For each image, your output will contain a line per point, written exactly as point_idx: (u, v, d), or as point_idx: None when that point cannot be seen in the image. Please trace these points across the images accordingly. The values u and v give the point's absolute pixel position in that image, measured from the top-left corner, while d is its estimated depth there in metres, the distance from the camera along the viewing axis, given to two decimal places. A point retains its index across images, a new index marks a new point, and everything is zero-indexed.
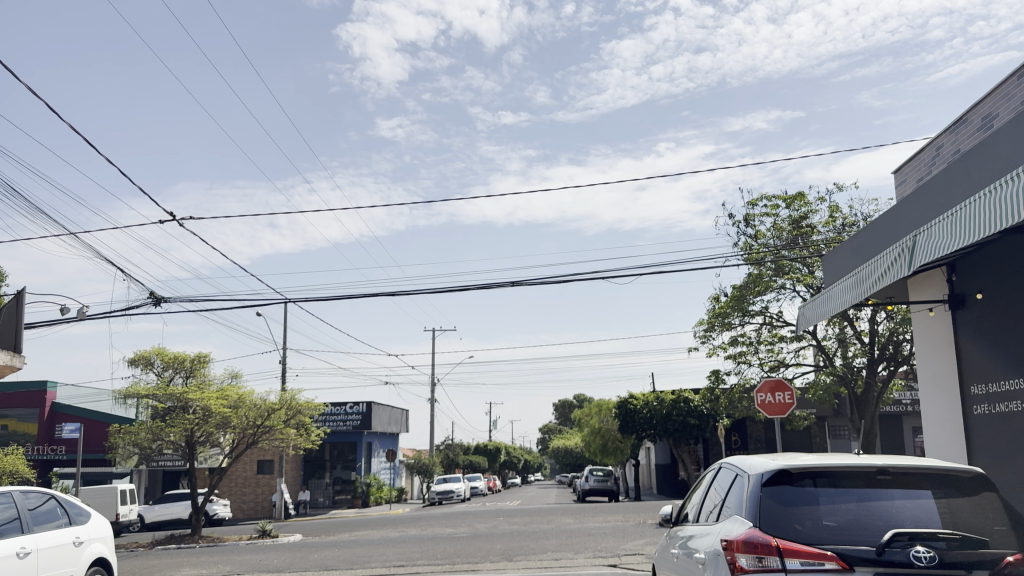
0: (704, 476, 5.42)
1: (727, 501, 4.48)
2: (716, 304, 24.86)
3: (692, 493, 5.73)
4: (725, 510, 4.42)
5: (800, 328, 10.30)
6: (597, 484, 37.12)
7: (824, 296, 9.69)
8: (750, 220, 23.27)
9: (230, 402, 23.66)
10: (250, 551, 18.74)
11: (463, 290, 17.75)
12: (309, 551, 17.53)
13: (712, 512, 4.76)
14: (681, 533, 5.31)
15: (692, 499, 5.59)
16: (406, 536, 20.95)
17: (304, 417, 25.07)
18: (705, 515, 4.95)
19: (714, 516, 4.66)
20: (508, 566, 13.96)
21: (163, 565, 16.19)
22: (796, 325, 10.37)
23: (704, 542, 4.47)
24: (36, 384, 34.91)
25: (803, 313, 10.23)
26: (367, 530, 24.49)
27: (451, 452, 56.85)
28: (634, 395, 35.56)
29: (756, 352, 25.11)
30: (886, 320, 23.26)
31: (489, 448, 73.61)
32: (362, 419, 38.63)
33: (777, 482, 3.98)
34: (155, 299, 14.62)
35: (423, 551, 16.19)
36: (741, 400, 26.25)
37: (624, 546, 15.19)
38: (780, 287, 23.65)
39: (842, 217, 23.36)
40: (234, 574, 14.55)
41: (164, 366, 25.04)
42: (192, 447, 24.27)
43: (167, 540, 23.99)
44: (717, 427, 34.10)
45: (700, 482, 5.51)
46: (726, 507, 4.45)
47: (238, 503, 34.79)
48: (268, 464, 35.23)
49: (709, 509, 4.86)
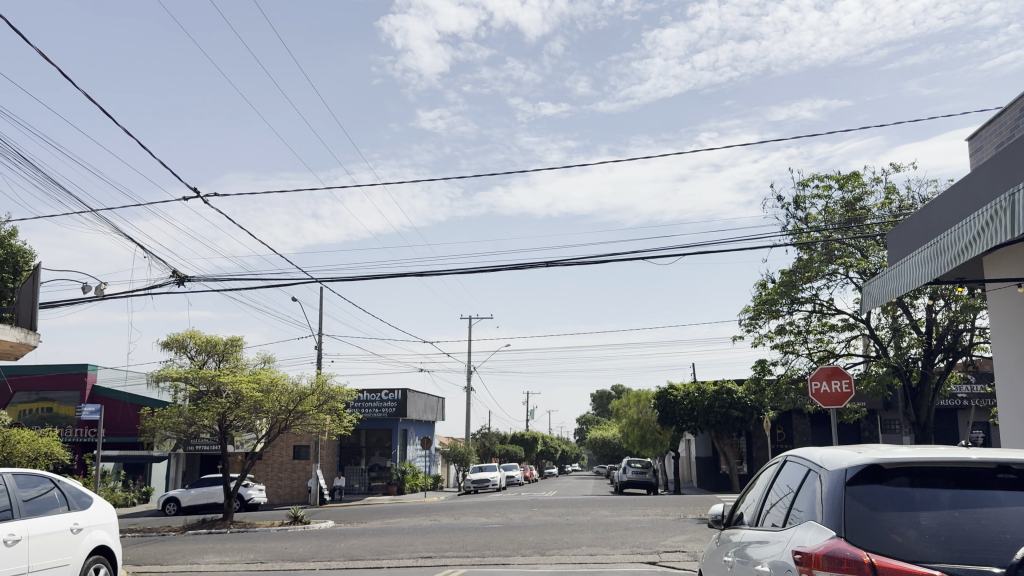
0: (764, 471, 4.68)
1: (797, 502, 3.71)
2: (764, 291, 23.86)
3: (748, 487, 5.00)
4: (794, 513, 3.67)
5: (869, 308, 9.43)
6: (635, 476, 36.29)
7: (895, 272, 8.89)
8: (800, 202, 22.46)
9: (262, 385, 23.29)
10: (279, 538, 18.34)
11: (497, 272, 17.07)
12: (337, 540, 17.04)
13: (775, 514, 4.01)
14: (735, 537, 4.57)
15: (748, 496, 4.86)
16: (438, 526, 20.39)
17: (337, 403, 24.66)
18: (766, 516, 4.21)
19: (778, 519, 3.92)
20: (541, 560, 13.25)
21: (187, 551, 15.85)
22: (861, 306, 9.56)
23: (766, 551, 3.73)
24: (76, 367, 35.28)
25: (870, 291, 9.42)
26: (398, 518, 24.05)
27: (487, 442, 56.37)
28: (674, 385, 34.57)
29: (805, 341, 24.07)
30: (945, 308, 22.06)
31: (526, 438, 73.10)
32: (397, 406, 38.30)
33: (867, 480, 3.20)
34: (178, 277, 14.30)
35: (453, 542, 15.57)
36: (789, 392, 25.20)
37: (665, 542, 14.39)
38: (832, 274, 22.62)
39: (898, 199, 22.23)
40: (257, 563, 14.12)
41: (198, 349, 24.76)
42: (226, 431, 24.06)
43: (199, 524, 23.83)
44: (762, 420, 32.97)
45: (759, 476, 4.77)
46: (796, 509, 3.68)
47: (273, 488, 34.62)
48: (304, 450, 34.98)
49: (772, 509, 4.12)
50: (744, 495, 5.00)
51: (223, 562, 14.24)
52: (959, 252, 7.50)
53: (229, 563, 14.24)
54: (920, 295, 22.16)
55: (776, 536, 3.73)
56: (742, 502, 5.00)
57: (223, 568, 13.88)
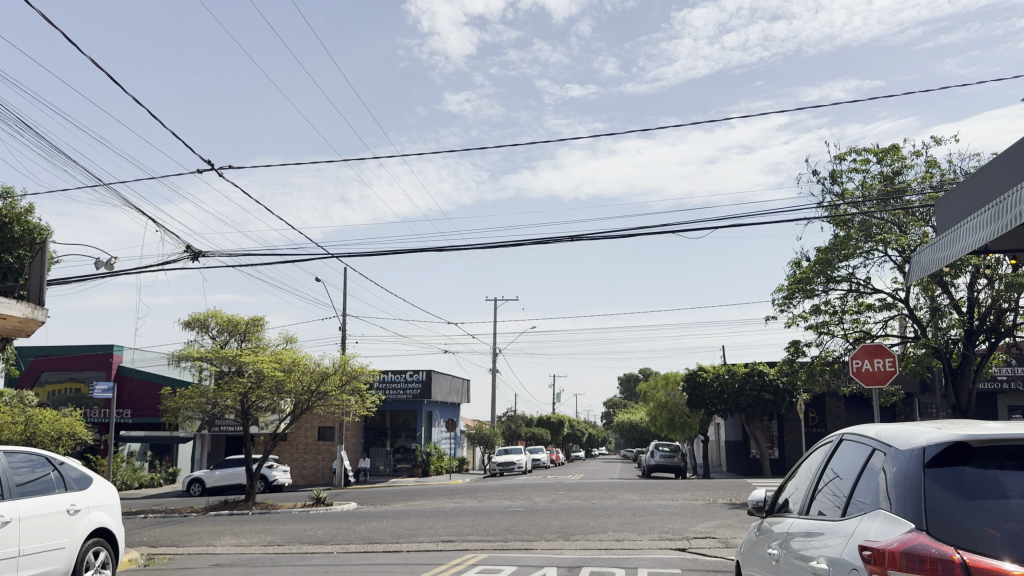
0: (817, 448, 4.10)
1: (859, 487, 3.12)
2: (797, 270, 23.08)
3: (798, 468, 4.44)
4: (855, 501, 3.09)
5: (921, 277, 8.73)
6: (663, 459, 35.74)
7: (950, 237, 8.24)
8: (836, 177, 21.65)
9: (284, 366, 23.04)
10: (299, 520, 18.06)
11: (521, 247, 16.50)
12: (356, 522, 16.70)
13: (831, 502, 3.43)
14: (781, 527, 4.01)
15: (799, 478, 4.29)
16: (461, 508, 20.00)
17: (360, 383, 24.32)
18: (818, 503, 3.65)
19: (835, 505, 3.34)
20: (565, 546, 12.76)
21: (205, 533, 15.62)
22: (910, 275, 8.92)
23: (821, 546, 3.16)
24: (103, 348, 35.47)
25: (920, 260, 8.78)
26: (422, 500, 23.72)
27: (513, 425, 56.04)
28: (703, 368, 33.88)
29: (840, 322, 23.28)
30: (987, 286, 21.17)
31: (553, 421, 72.82)
32: (422, 387, 38.01)
33: (948, 462, 2.62)
34: (192, 253, 14.12)
35: (476, 525, 15.14)
36: (823, 373, 24.44)
37: (694, 527, 13.83)
38: (869, 252, 21.79)
39: (939, 172, 21.29)
40: (274, 546, 13.82)
41: (220, 329, 24.58)
42: (249, 412, 23.86)
43: (222, 505, 23.76)
44: (794, 403, 32.17)
45: (810, 456, 4.20)
46: (856, 497, 3.11)
47: (298, 469, 34.55)
48: (329, 431, 34.85)
49: (826, 497, 3.55)
50: (794, 477, 4.44)
51: (239, 545, 14.01)
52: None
53: (245, 545, 13.96)
54: (959, 273, 21.32)
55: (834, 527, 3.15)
56: (790, 486, 4.44)
57: (240, 550, 13.58)
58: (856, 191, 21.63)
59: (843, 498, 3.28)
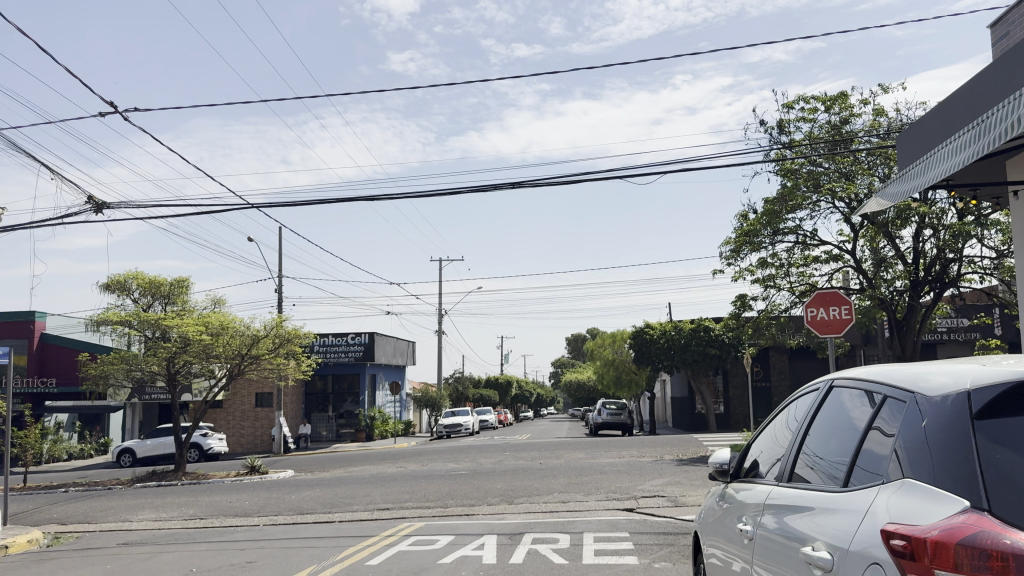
0: (799, 399, 3.41)
1: (864, 449, 2.46)
2: (744, 222, 22.61)
3: (772, 424, 3.75)
4: (863, 465, 2.43)
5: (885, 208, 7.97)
6: (610, 418, 35.46)
7: (924, 164, 7.50)
8: (784, 126, 21.08)
9: (211, 329, 21.80)
10: (230, 490, 17.05)
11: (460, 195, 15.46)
12: (289, 491, 15.79)
13: (825, 464, 2.73)
14: (753, 494, 3.30)
15: (776, 435, 3.59)
16: (403, 472, 19.22)
17: (295, 346, 23.17)
18: (805, 465, 2.94)
19: (832, 473, 2.64)
20: (508, 510, 12.06)
21: (122, 507, 14.54)
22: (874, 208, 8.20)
23: (815, 526, 2.47)
24: (23, 315, 33.51)
25: (888, 191, 8.04)
26: (363, 465, 22.89)
27: (460, 387, 55.36)
28: (650, 324, 33.52)
29: (786, 275, 22.97)
30: (933, 237, 21.00)
31: (500, 382, 72.50)
32: (364, 350, 36.93)
33: (1003, 411, 2.04)
34: (95, 205, 12.82)
35: (416, 491, 14.37)
36: (769, 327, 24.15)
37: (642, 486, 13.26)
38: (816, 204, 21.42)
39: (888, 121, 20.86)
40: (195, 520, 12.86)
41: (142, 292, 23.16)
42: (175, 380, 22.57)
43: (149, 477, 22.59)
44: (739, 357, 32.05)
45: (792, 406, 3.51)
46: (862, 462, 2.45)
47: (236, 437, 33.32)
48: (267, 397, 33.61)
49: (816, 459, 2.85)
50: (766, 435, 3.75)
51: (158, 519, 13.08)
52: (1007, 127, 6.00)
53: (164, 520, 12.95)
54: (905, 224, 21.13)
55: (831, 502, 2.47)
56: (761, 444, 3.75)
57: (158, 526, 12.57)
58: (804, 141, 21.13)
59: (842, 462, 2.60)
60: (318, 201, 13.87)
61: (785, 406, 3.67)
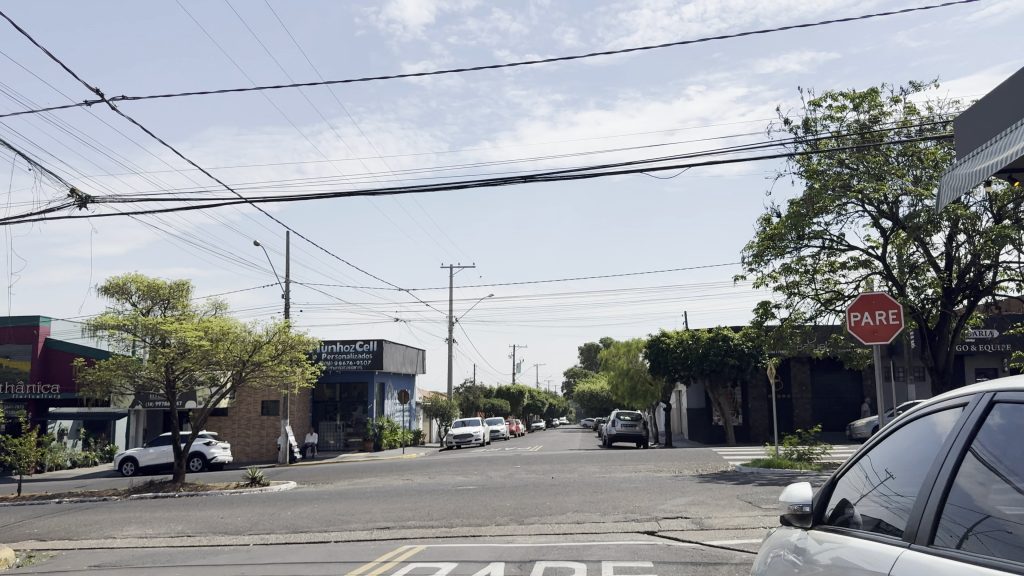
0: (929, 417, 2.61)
1: None
2: (768, 226, 21.64)
3: (870, 454, 2.98)
4: None
5: (954, 193, 6.77)
6: (624, 429, 34.42)
7: (1001, 141, 6.31)
8: (810, 126, 20.04)
9: (212, 335, 21.02)
10: (226, 504, 16.21)
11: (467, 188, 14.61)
12: (285, 506, 14.90)
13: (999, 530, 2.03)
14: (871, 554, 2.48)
15: (887, 465, 2.78)
16: (409, 485, 18.33)
17: (298, 352, 22.32)
18: (948, 518, 2.24)
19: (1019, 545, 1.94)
20: (518, 531, 11.13)
21: (108, 521, 13.74)
22: (939, 196, 7.01)
23: None
24: (28, 320, 32.80)
25: (955, 175, 6.85)
26: (369, 477, 22.03)
27: (471, 396, 54.37)
28: (667, 333, 32.48)
29: (811, 282, 21.97)
30: (968, 242, 19.94)
31: (512, 391, 71.56)
32: (373, 358, 35.99)
33: None
34: (79, 199, 12.14)
35: (420, 507, 13.44)
36: (793, 336, 23.06)
37: (663, 506, 12.25)
38: (845, 208, 20.50)
39: (920, 119, 19.75)
40: (182, 537, 12.03)
41: (142, 296, 22.43)
42: (174, 387, 21.80)
43: (147, 488, 21.84)
44: (759, 367, 30.98)
45: (902, 432, 2.79)
46: None
47: (240, 446, 32.52)
48: (272, 405, 32.80)
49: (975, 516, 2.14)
50: (867, 468, 2.95)
51: (143, 536, 12.26)
52: None
53: (148, 537, 12.12)
54: (937, 228, 20.07)
55: None
56: (862, 479, 2.94)
57: (142, 544, 11.74)
58: (831, 141, 20.16)
59: None
60: (316, 197, 13.07)
61: (882, 431, 2.95)
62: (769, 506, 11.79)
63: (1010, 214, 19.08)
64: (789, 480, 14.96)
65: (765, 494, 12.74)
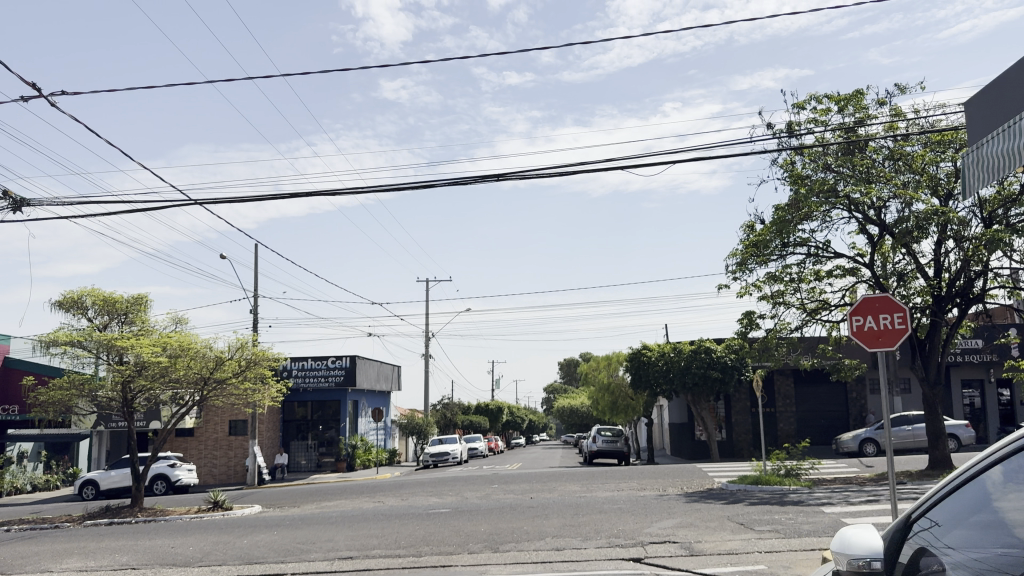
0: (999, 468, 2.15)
1: None
2: (752, 233, 20.99)
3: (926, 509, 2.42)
4: None
5: (981, 182, 6.03)
6: (606, 445, 33.51)
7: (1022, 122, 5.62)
8: (795, 130, 19.41)
9: (171, 350, 19.95)
10: (181, 531, 15.10)
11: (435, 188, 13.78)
12: (243, 533, 13.84)
13: None
14: None
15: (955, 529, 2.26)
16: (380, 509, 17.31)
17: (262, 369, 21.30)
18: None
19: None
20: (493, 559, 10.20)
21: (46, 553, 12.61)
22: (962, 187, 6.27)
23: None
24: None
25: (980, 160, 6.12)
26: (338, 500, 20.95)
27: (448, 413, 53.29)
28: (648, 345, 31.68)
29: (796, 291, 21.34)
30: (957, 249, 19.40)
31: (491, 408, 70.47)
32: (346, 374, 34.87)
33: None
34: (12, 201, 11.15)
35: (387, 533, 12.47)
36: (779, 347, 22.38)
37: (648, 529, 11.37)
38: (829, 215, 19.97)
39: (906, 123, 19.19)
40: (127, 570, 10.98)
41: (98, 310, 21.31)
42: (131, 406, 20.66)
43: (102, 513, 20.64)
44: (743, 380, 30.31)
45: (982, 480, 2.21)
46: None
47: (207, 468, 31.25)
48: (241, 425, 31.60)
49: None
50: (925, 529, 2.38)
51: (83, 569, 11.17)
52: None
53: (87, 571, 11.03)
54: (925, 235, 19.49)
55: None
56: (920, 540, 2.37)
57: None
58: (817, 145, 19.56)
59: None
60: (275, 197, 12.17)
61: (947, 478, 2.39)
62: (763, 528, 10.96)
63: (1000, 219, 18.52)
64: (781, 498, 14.13)
65: (757, 516, 11.91)
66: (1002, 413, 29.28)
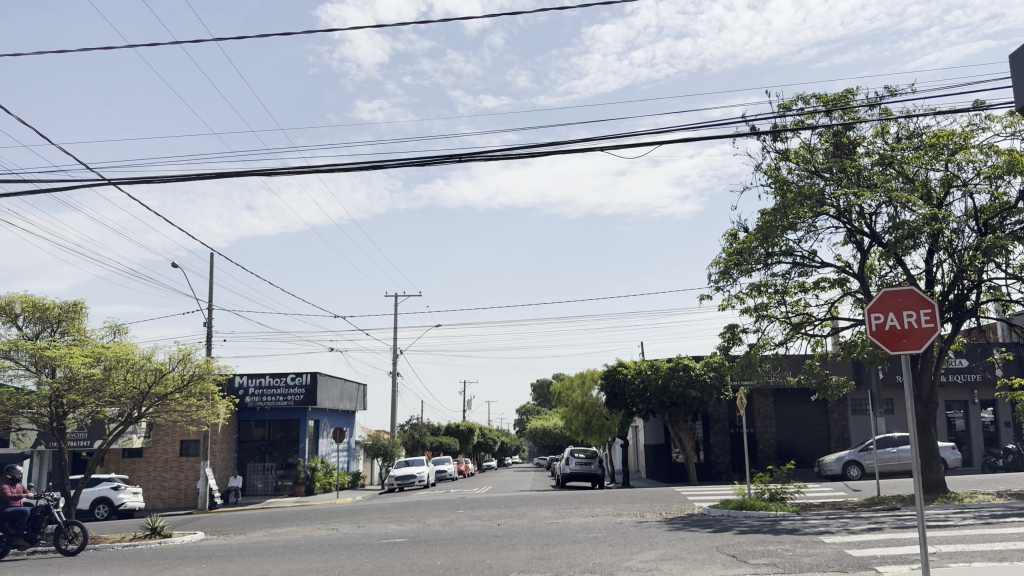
0: None
1: None
2: (735, 241, 19.86)
3: None
4: None
5: None
6: (579, 468, 32.04)
7: None
8: (780, 133, 18.36)
9: (106, 363, 18.29)
10: (103, 563, 13.42)
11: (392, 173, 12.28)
12: (171, 566, 12.22)
13: None
14: None
15: None
16: (332, 538, 15.76)
17: (207, 384, 19.70)
18: None
19: None
20: None
21: None
22: None
23: None
24: None
25: None
26: (290, 526, 19.26)
27: (418, 434, 51.53)
28: (624, 363, 30.39)
29: (780, 304, 20.22)
30: (949, 260, 18.41)
31: (463, 429, 68.75)
32: (306, 393, 33.12)
33: None
34: None
35: (333, 566, 10.92)
36: (763, 363, 21.16)
37: (627, 563, 9.95)
38: (817, 223, 18.87)
39: (896, 127, 18.19)
40: None
41: (29, 319, 19.59)
42: (62, 423, 18.96)
43: None
44: (722, 400, 29.11)
45: None
46: None
47: (156, 491, 29.33)
48: (193, 445, 29.74)
49: None
50: None
51: None
52: None
53: None
54: (916, 245, 18.45)
55: None
56: None
57: None
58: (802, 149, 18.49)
59: None
60: (204, 179, 10.59)
61: None
62: (758, 561, 9.61)
63: (996, 228, 17.53)
64: (773, 525, 12.84)
65: (748, 547, 10.56)
66: (986, 436, 28.35)
